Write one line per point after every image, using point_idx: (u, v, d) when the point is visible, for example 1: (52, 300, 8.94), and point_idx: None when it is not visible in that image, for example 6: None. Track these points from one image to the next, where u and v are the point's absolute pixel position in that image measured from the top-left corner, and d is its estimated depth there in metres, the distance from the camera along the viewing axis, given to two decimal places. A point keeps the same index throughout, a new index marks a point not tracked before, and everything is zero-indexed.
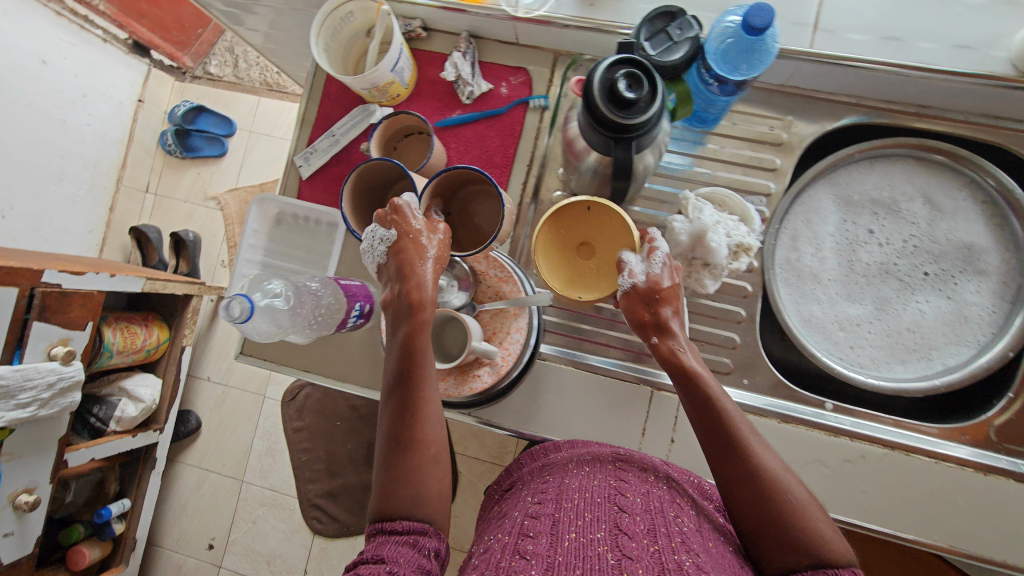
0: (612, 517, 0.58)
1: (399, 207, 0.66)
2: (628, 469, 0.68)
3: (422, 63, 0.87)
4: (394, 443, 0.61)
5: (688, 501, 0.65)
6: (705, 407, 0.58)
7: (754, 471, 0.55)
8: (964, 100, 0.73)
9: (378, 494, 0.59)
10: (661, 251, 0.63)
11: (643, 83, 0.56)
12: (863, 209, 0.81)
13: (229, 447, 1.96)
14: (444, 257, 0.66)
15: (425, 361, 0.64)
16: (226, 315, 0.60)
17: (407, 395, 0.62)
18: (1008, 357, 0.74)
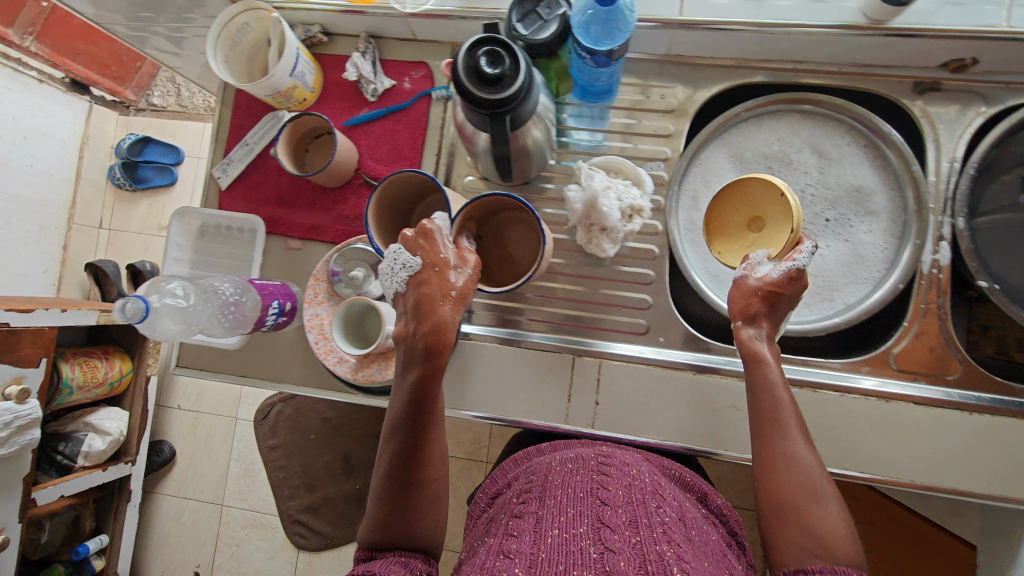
0: (594, 510, 0.60)
1: (430, 235, 0.65)
2: (609, 464, 0.71)
3: (327, 66, 0.90)
4: (389, 480, 0.63)
5: (669, 491, 0.68)
6: (760, 396, 0.64)
7: (786, 447, 0.60)
8: (830, 51, 0.78)
9: (370, 522, 0.62)
10: (796, 266, 0.65)
11: (506, 58, 0.60)
12: (759, 164, 0.84)
13: (206, 473, 1.95)
14: (467, 294, 0.65)
15: (437, 403, 0.65)
16: (122, 315, 0.65)
17: (409, 438, 0.63)
18: (899, 290, 0.77)
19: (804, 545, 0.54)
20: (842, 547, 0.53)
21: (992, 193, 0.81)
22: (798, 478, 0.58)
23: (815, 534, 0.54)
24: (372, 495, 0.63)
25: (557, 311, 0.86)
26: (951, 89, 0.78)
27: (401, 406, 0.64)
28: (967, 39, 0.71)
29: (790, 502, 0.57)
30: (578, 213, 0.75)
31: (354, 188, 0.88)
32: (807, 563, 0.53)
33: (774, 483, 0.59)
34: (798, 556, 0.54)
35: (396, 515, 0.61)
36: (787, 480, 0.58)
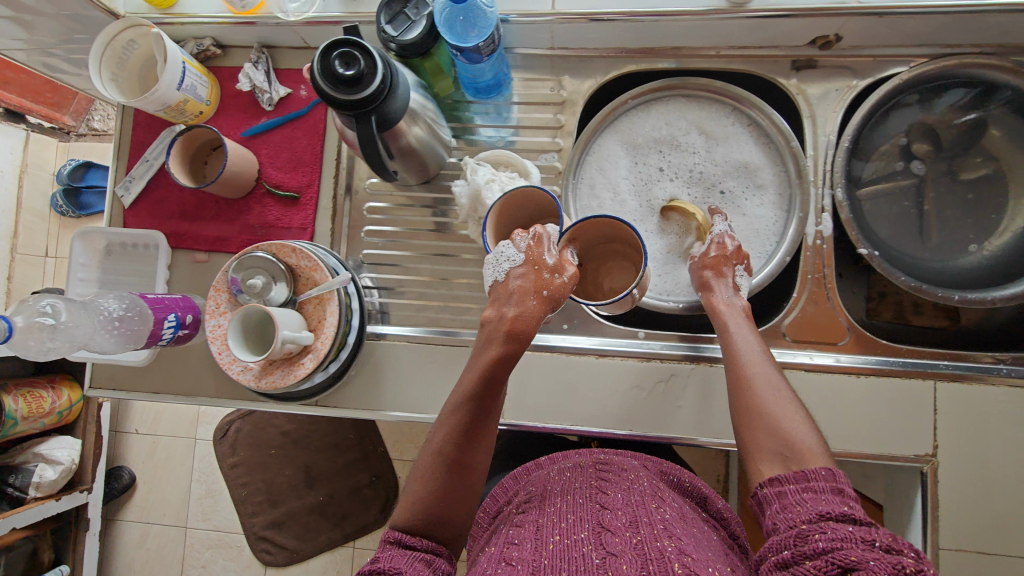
0: (595, 515, 0.61)
1: (541, 234, 0.63)
2: (609, 472, 0.73)
3: (223, 78, 0.90)
4: (435, 461, 0.62)
5: (669, 493, 0.70)
6: (733, 343, 0.67)
7: (746, 367, 0.65)
8: (704, 36, 0.80)
9: (404, 508, 0.62)
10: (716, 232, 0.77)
11: (359, 56, 0.61)
12: (648, 148, 0.86)
13: (168, 496, 1.93)
14: (556, 299, 0.62)
15: (493, 402, 0.63)
16: None
17: (468, 423, 0.62)
18: (786, 262, 0.79)
19: (773, 453, 0.59)
20: (808, 451, 0.58)
21: (874, 163, 0.85)
22: (767, 391, 0.63)
23: (784, 438, 0.59)
24: (414, 478, 0.63)
25: (465, 306, 0.87)
26: (824, 66, 0.81)
27: (469, 388, 0.62)
28: (823, 16, 0.73)
29: (768, 416, 0.61)
30: (464, 207, 0.77)
31: (257, 198, 0.89)
32: (779, 470, 0.58)
33: (750, 402, 0.63)
34: (772, 466, 0.59)
35: (440, 494, 0.61)
36: (757, 395, 0.63)
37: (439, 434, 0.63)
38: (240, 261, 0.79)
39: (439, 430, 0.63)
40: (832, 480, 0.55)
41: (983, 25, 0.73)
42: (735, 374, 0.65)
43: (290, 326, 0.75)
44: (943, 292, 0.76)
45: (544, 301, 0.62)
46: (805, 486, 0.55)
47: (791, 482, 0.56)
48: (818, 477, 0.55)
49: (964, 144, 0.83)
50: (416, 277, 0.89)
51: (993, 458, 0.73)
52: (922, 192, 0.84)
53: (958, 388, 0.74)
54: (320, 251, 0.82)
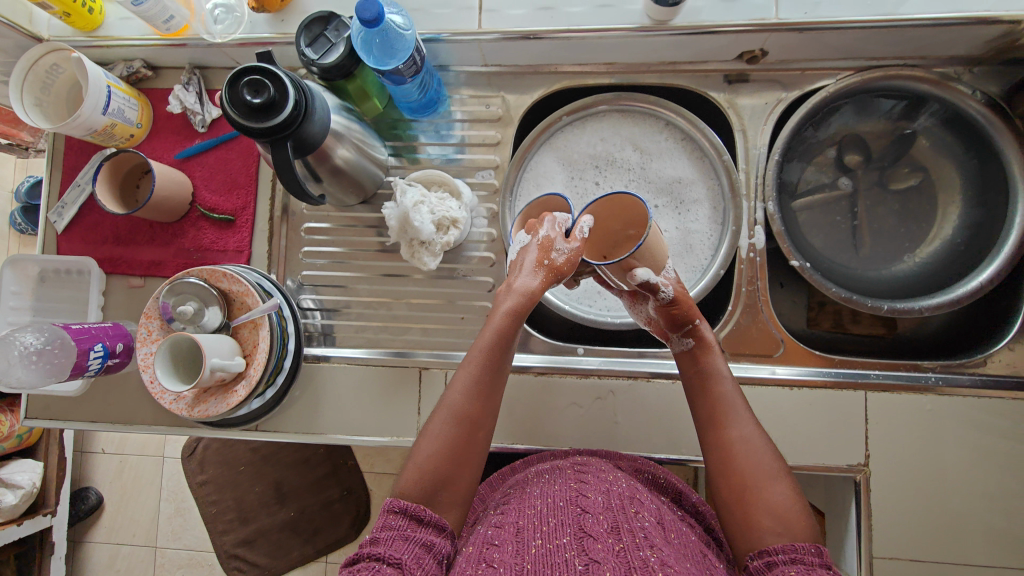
0: (575, 519, 0.58)
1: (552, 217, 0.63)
2: (586, 470, 0.69)
3: (155, 100, 0.89)
4: (453, 419, 0.63)
5: (646, 493, 0.67)
6: (707, 391, 0.69)
7: (738, 433, 0.65)
8: (634, 52, 0.80)
9: (410, 476, 0.61)
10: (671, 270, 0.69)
11: (268, 83, 0.59)
12: (585, 164, 0.86)
13: (137, 516, 1.90)
14: (562, 270, 0.62)
15: (496, 372, 0.65)
16: None
17: (487, 379, 0.64)
18: (719, 276, 0.79)
19: (766, 525, 0.58)
20: (800, 526, 0.57)
21: (808, 174, 0.86)
22: (755, 461, 0.62)
23: (778, 513, 0.58)
24: (430, 437, 0.62)
25: (404, 326, 0.86)
26: (755, 80, 0.81)
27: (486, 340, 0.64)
28: (744, 33, 0.73)
29: (743, 482, 0.61)
30: (394, 229, 0.75)
31: (191, 221, 0.88)
32: (771, 542, 0.57)
33: (732, 471, 0.63)
34: (764, 538, 0.57)
35: (457, 452, 0.62)
36: (746, 468, 0.62)
37: (460, 390, 0.64)
38: (171, 285, 0.77)
39: (456, 388, 0.64)
40: (820, 555, 0.55)
41: (902, 38, 0.73)
42: (712, 418, 0.67)
43: (221, 353, 0.74)
44: (873, 302, 0.78)
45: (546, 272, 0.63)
46: (793, 557, 0.54)
47: (781, 554, 0.55)
48: (807, 552, 0.55)
49: (893, 154, 0.85)
50: (356, 298, 0.87)
51: (921, 466, 0.74)
52: (853, 204, 0.86)
53: (886, 396, 0.75)
54: (253, 277, 0.81)
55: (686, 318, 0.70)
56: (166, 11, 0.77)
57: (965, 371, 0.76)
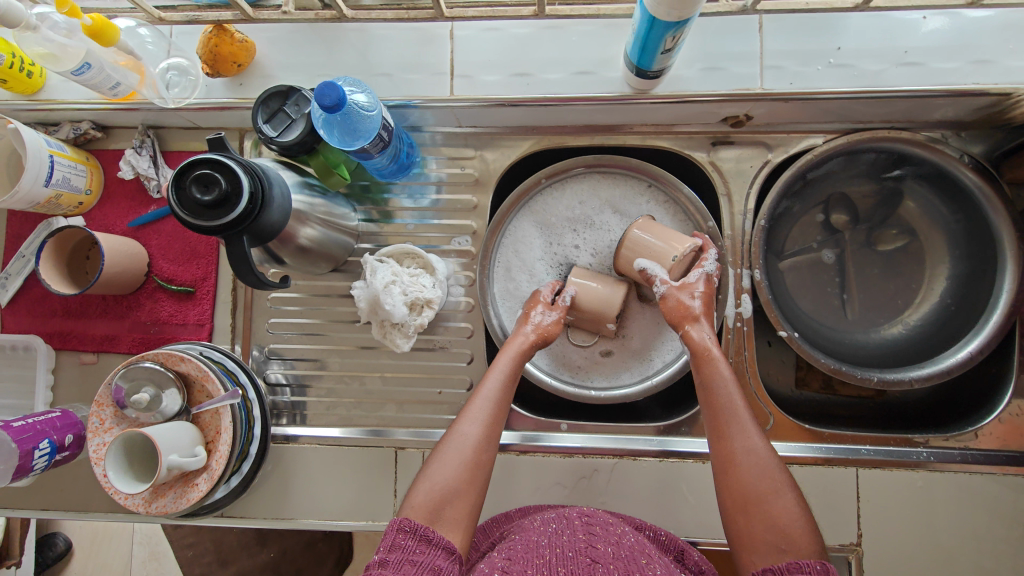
0: (586, 569, 0.55)
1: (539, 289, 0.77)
2: (595, 523, 0.66)
3: (107, 163, 0.83)
4: (465, 446, 0.63)
5: (655, 550, 0.64)
6: (713, 394, 0.66)
7: (740, 444, 0.62)
8: (616, 115, 0.76)
9: (423, 495, 0.60)
10: (706, 271, 0.73)
11: (216, 176, 0.54)
12: (564, 228, 0.83)
13: (109, 560, 1.79)
14: (546, 334, 0.73)
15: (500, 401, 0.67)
16: None
17: (497, 407, 0.66)
18: None
19: (770, 541, 0.56)
20: (802, 537, 0.56)
21: (794, 235, 0.84)
22: (757, 471, 0.60)
23: (777, 528, 0.57)
24: (442, 458, 0.62)
25: (378, 401, 0.82)
26: (739, 142, 0.79)
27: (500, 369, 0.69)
28: (730, 101, 0.70)
29: (746, 499, 0.59)
30: (364, 311, 0.71)
31: (148, 292, 0.82)
32: (771, 561, 0.55)
33: (733, 483, 0.61)
34: (767, 557, 0.56)
35: (469, 475, 0.61)
36: (747, 478, 0.60)
37: (472, 418, 0.65)
38: (125, 370, 0.72)
39: (467, 418, 0.65)
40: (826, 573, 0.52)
41: (888, 106, 0.71)
42: (713, 427, 0.65)
43: (180, 447, 0.69)
44: (863, 372, 0.75)
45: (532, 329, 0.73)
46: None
47: (784, 572, 0.52)
48: (814, 570, 0.52)
49: (881, 215, 0.82)
50: (327, 372, 0.83)
51: (909, 544, 0.72)
52: (841, 265, 0.83)
53: (876, 473, 0.73)
54: (213, 358, 0.76)
55: (676, 320, 0.72)
56: (111, 79, 0.70)
57: (957, 446, 0.74)
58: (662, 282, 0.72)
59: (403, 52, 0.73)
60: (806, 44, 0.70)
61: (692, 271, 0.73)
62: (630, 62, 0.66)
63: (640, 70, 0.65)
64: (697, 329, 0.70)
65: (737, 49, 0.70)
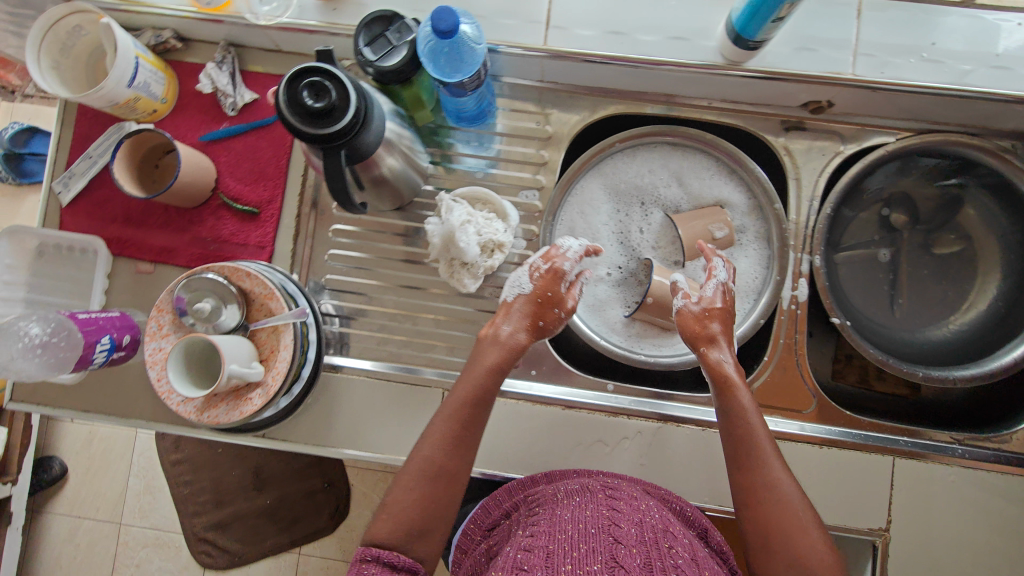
0: (608, 548, 0.54)
1: (563, 260, 0.75)
2: (618, 498, 0.65)
3: (183, 75, 0.83)
4: (429, 474, 0.62)
5: (679, 527, 0.62)
6: (732, 425, 0.65)
7: (763, 478, 0.62)
8: (701, 87, 0.77)
9: (384, 523, 0.60)
10: (719, 280, 0.73)
11: (329, 86, 0.55)
12: (629, 196, 0.85)
13: (102, 491, 1.70)
14: (546, 330, 0.73)
15: (469, 429, 0.65)
16: None
17: (463, 432, 0.64)
18: (759, 325, 0.78)
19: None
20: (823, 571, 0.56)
21: (853, 229, 0.86)
22: (782, 509, 0.60)
23: (803, 566, 0.57)
24: (404, 488, 0.61)
25: (428, 343, 0.83)
26: (813, 129, 0.80)
27: (469, 393, 0.66)
28: (818, 84, 0.72)
29: (770, 532, 0.59)
30: (436, 246, 0.72)
31: (211, 209, 0.82)
32: None
33: (755, 518, 0.61)
34: None
35: (433, 506, 0.61)
36: (770, 511, 0.60)
37: (435, 439, 0.64)
38: (189, 280, 0.72)
39: (431, 440, 0.64)
40: None
41: (968, 108, 0.73)
42: (737, 459, 0.64)
43: (240, 358, 0.69)
44: (908, 367, 0.77)
45: (526, 334, 0.71)
46: None
47: None
48: None
49: (939, 219, 0.84)
50: (380, 308, 0.84)
51: (941, 540, 0.74)
52: (895, 263, 0.85)
53: (914, 465, 0.75)
54: (279, 279, 0.76)
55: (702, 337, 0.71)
56: None
57: (990, 446, 0.77)
58: (682, 295, 0.74)
59: None
60: (898, 37, 0.71)
61: (707, 282, 0.73)
62: (729, 29, 0.66)
63: (740, 38, 0.66)
64: (711, 334, 0.70)
65: (831, 35, 0.72)
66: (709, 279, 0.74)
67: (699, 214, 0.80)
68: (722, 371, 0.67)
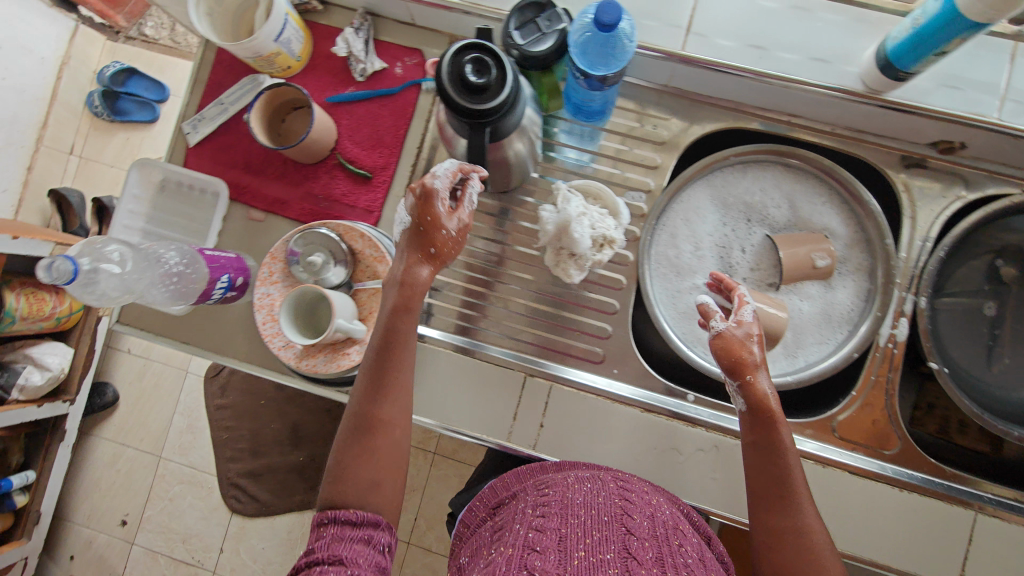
0: (620, 538, 0.54)
1: (432, 178, 0.62)
2: (631, 488, 0.65)
3: (319, 37, 0.86)
4: (359, 426, 0.60)
5: (690, 527, 0.63)
6: (773, 462, 0.63)
7: (797, 522, 0.60)
8: (830, 112, 0.77)
9: (339, 482, 0.58)
10: (750, 305, 0.71)
11: (491, 67, 0.57)
12: (736, 210, 0.84)
13: (147, 423, 1.75)
14: (445, 255, 0.64)
15: (388, 375, 0.62)
16: (47, 275, 0.61)
17: (376, 378, 0.62)
18: (852, 358, 0.77)
19: None
20: None
21: (959, 277, 0.83)
22: (807, 558, 0.58)
23: None
24: (348, 445, 0.60)
25: (516, 327, 0.85)
26: (937, 169, 0.79)
27: (377, 339, 0.64)
28: (957, 124, 0.71)
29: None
30: (548, 234, 0.74)
31: (327, 168, 0.85)
32: None
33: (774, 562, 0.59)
34: None
35: (381, 461, 0.59)
36: (789, 553, 0.59)
37: (358, 390, 0.63)
38: (302, 234, 0.76)
39: (358, 390, 0.62)
40: None
41: None
42: (775, 500, 0.62)
43: (345, 314, 0.71)
44: (1005, 426, 0.75)
45: (429, 264, 0.64)
46: None
47: None
48: None
49: None
50: (474, 286, 0.86)
51: None
52: (1002, 319, 0.82)
53: (996, 524, 0.73)
54: (388, 244, 0.79)
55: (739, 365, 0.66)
56: None
57: None
58: (719, 319, 0.70)
59: None
60: None
61: (744, 308, 0.70)
62: (879, 55, 0.66)
63: (889, 66, 0.65)
64: (755, 360, 0.66)
65: (977, 77, 0.71)
66: (742, 309, 0.70)
67: (804, 239, 0.80)
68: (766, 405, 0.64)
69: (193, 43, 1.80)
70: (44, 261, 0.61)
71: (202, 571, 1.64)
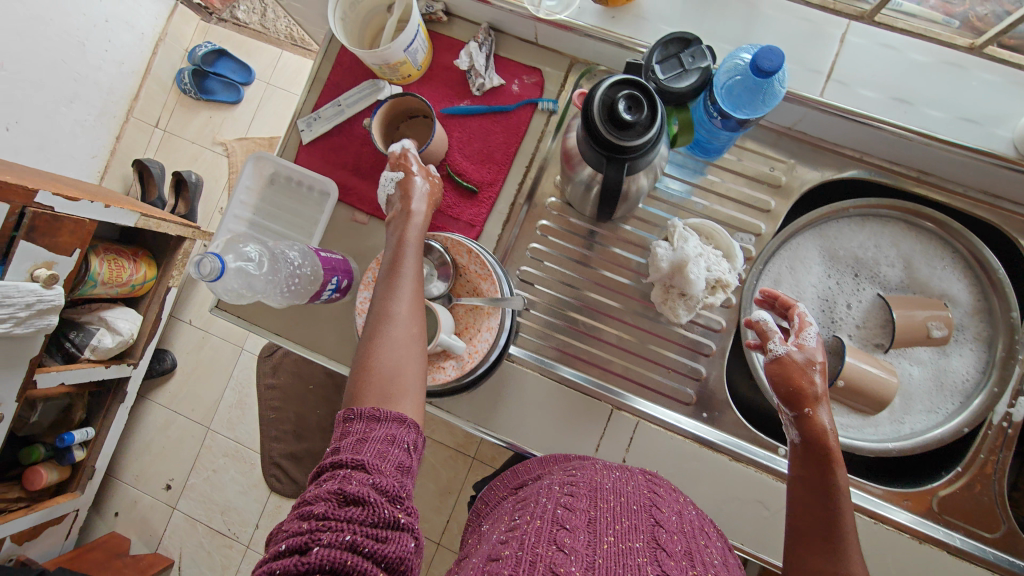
0: (649, 528, 0.50)
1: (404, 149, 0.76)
2: (658, 483, 0.60)
3: (440, 48, 0.87)
4: (378, 321, 0.61)
5: (714, 529, 0.57)
6: (825, 473, 0.60)
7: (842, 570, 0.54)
8: (966, 173, 0.73)
9: (365, 380, 0.57)
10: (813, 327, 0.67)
11: (642, 109, 0.56)
12: (846, 264, 0.81)
13: (201, 394, 1.80)
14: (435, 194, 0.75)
15: (398, 276, 0.64)
16: (197, 271, 0.62)
17: (389, 278, 0.64)
18: (962, 433, 0.74)
19: None
20: None
21: None
22: None
23: None
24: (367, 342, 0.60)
25: (605, 357, 0.84)
26: None
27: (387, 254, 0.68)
28: None
29: None
30: (662, 271, 0.73)
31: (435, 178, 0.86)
32: None
33: None
34: None
35: (397, 351, 0.59)
36: None
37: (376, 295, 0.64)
38: None
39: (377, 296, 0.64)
40: None
41: None
42: (827, 525, 0.57)
43: (447, 328, 0.71)
44: None
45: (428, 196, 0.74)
46: None
47: None
48: None
49: None
50: (566, 310, 0.85)
51: None
52: None
53: None
54: (493, 262, 0.77)
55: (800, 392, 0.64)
56: None
57: None
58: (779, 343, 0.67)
59: (787, 38, 0.72)
60: None
61: (810, 334, 0.67)
62: None
63: None
64: (813, 394, 0.63)
65: None
66: (803, 332, 0.68)
67: (923, 303, 0.76)
68: (825, 442, 0.60)
69: (281, 30, 1.83)
70: (195, 258, 0.62)
71: (237, 545, 1.67)
